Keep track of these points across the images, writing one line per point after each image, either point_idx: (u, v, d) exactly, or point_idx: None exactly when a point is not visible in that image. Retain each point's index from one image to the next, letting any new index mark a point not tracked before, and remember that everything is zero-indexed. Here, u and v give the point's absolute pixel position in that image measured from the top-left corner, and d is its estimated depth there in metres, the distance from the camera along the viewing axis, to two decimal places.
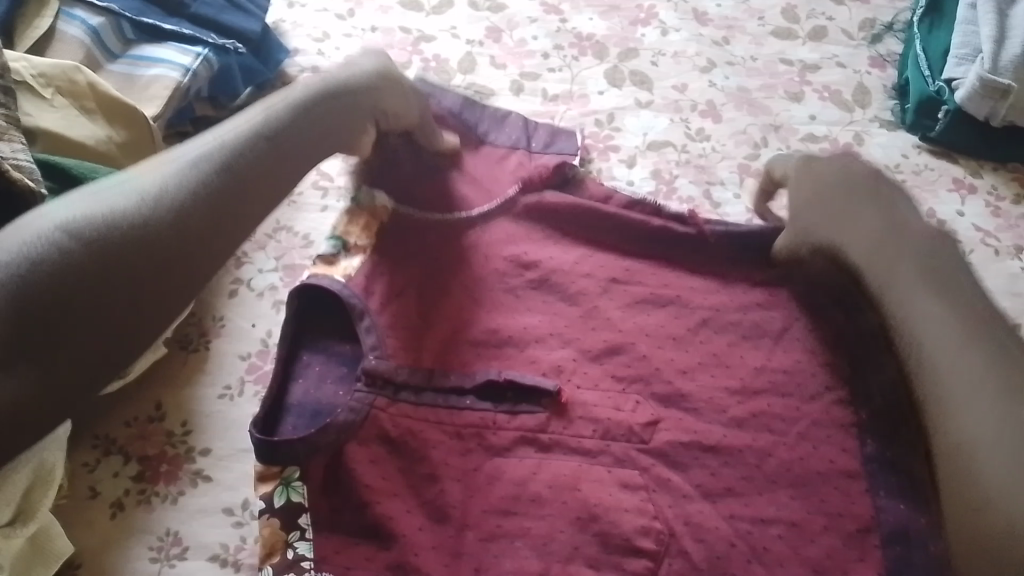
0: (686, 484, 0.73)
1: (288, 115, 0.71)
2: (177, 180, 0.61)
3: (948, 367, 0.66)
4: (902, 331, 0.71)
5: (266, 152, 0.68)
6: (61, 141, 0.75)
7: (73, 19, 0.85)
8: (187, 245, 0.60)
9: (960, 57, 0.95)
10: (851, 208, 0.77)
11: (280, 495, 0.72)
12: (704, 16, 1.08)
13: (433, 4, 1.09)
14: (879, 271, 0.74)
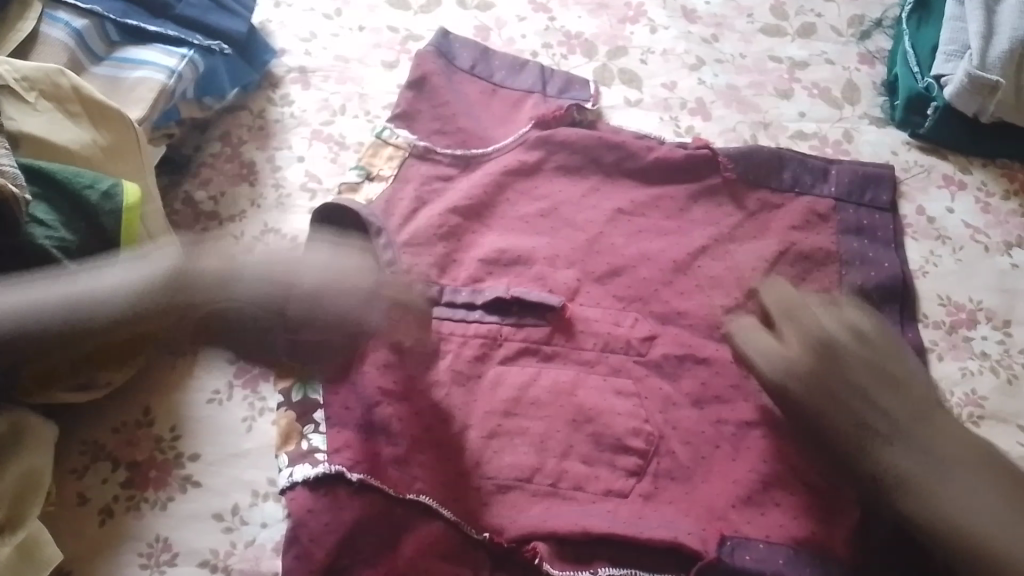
0: (676, 474, 0.74)
1: (275, 309, 0.71)
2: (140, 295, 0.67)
3: (948, 495, 0.62)
4: (901, 486, 0.63)
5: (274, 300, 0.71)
6: (45, 146, 0.74)
7: (56, 22, 0.85)
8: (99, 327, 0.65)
9: (949, 53, 0.95)
10: (842, 389, 0.67)
11: (298, 390, 0.79)
12: (693, 14, 1.08)
13: (421, 3, 1.09)
14: (902, 447, 0.64)
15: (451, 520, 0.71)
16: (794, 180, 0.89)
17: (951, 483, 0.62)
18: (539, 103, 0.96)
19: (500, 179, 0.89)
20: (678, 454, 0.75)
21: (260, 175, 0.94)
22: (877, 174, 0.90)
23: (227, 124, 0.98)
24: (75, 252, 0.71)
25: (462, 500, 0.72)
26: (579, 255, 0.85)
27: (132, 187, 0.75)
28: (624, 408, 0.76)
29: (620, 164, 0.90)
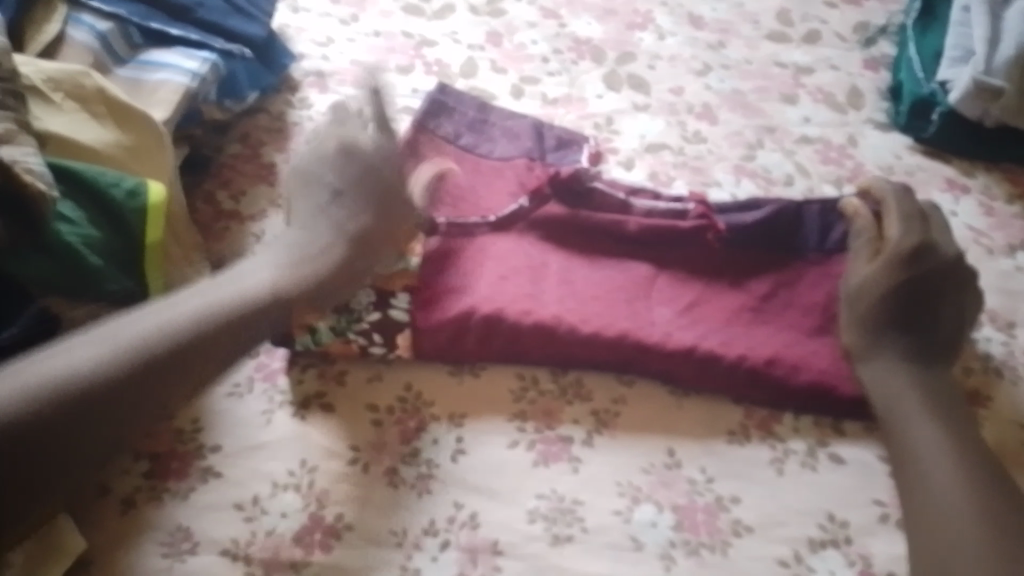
0: (692, 368, 0.82)
1: (321, 259, 0.81)
2: (171, 327, 0.71)
3: (923, 434, 0.73)
4: (894, 417, 0.76)
5: (319, 255, 0.81)
6: (70, 145, 0.77)
7: (81, 24, 0.87)
8: (175, 382, 0.70)
9: (954, 59, 0.99)
10: (911, 404, 0.76)
11: (303, 484, 0.77)
12: (700, 21, 1.10)
13: (434, 9, 1.11)
14: (915, 404, 0.76)
15: (569, 400, 0.82)
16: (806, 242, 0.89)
17: (931, 434, 0.73)
18: (529, 168, 0.94)
19: (510, 246, 0.89)
20: (694, 371, 0.82)
21: (278, 177, 0.96)
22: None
23: (246, 126, 1.00)
24: (100, 250, 0.74)
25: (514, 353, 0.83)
26: (591, 309, 0.84)
27: (156, 185, 0.77)
28: (628, 343, 0.82)
29: (615, 227, 0.90)
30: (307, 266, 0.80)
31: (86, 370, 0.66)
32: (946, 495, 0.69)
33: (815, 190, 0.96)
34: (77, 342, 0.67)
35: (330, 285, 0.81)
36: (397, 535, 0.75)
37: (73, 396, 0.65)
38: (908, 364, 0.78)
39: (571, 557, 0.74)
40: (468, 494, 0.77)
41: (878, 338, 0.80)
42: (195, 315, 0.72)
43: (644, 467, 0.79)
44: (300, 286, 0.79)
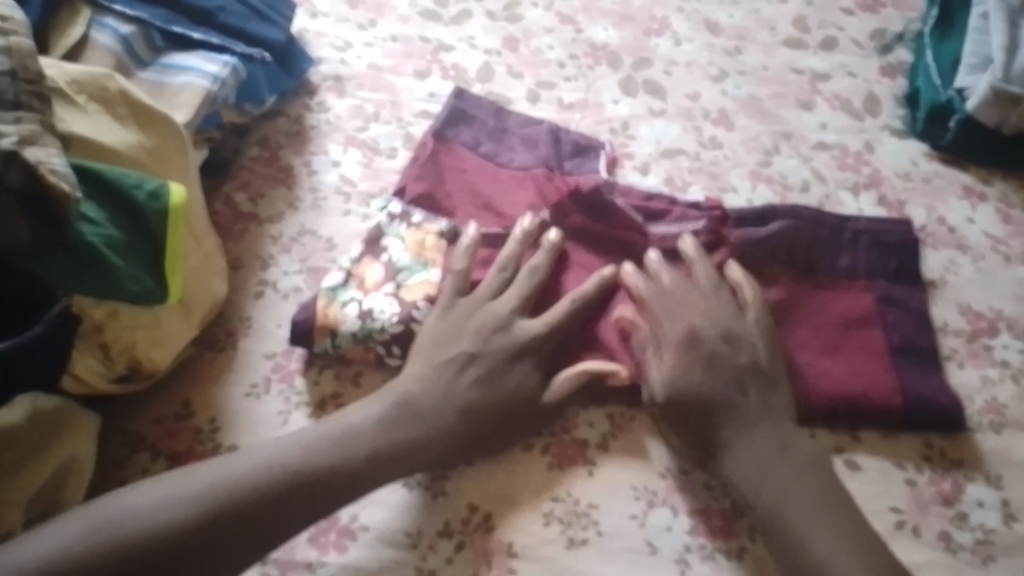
0: None
1: (441, 417, 0.76)
2: (264, 476, 0.70)
3: (790, 493, 0.74)
4: (754, 471, 0.76)
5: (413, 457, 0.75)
6: (92, 146, 0.77)
7: (104, 28, 0.88)
8: (275, 520, 0.69)
9: (971, 66, 0.99)
10: (772, 458, 0.76)
11: None
12: (716, 27, 1.11)
13: (451, 14, 1.12)
14: (778, 458, 0.76)
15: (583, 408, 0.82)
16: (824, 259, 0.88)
17: (807, 493, 0.74)
18: (547, 179, 0.92)
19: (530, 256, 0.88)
20: None
21: (296, 179, 0.97)
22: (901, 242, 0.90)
23: (265, 129, 1.01)
24: (122, 250, 0.75)
25: None
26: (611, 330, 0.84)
27: (177, 187, 0.77)
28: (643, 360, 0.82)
29: (633, 239, 0.89)
30: (414, 436, 0.75)
31: (181, 516, 0.67)
32: (818, 540, 0.72)
33: (831, 197, 0.96)
34: (171, 484, 0.68)
35: (448, 431, 0.76)
36: (412, 537, 0.75)
37: (162, 537, 0.65)
38: (762, 416, 0.78)
39: (586, 561, 0.74)
40: (483, 497, 0.77)
41: (739, 384, 0.80)
42: (294, 463, 0.71)
43: (659, 471, 0.79)
44: (410, 417, 0.76)
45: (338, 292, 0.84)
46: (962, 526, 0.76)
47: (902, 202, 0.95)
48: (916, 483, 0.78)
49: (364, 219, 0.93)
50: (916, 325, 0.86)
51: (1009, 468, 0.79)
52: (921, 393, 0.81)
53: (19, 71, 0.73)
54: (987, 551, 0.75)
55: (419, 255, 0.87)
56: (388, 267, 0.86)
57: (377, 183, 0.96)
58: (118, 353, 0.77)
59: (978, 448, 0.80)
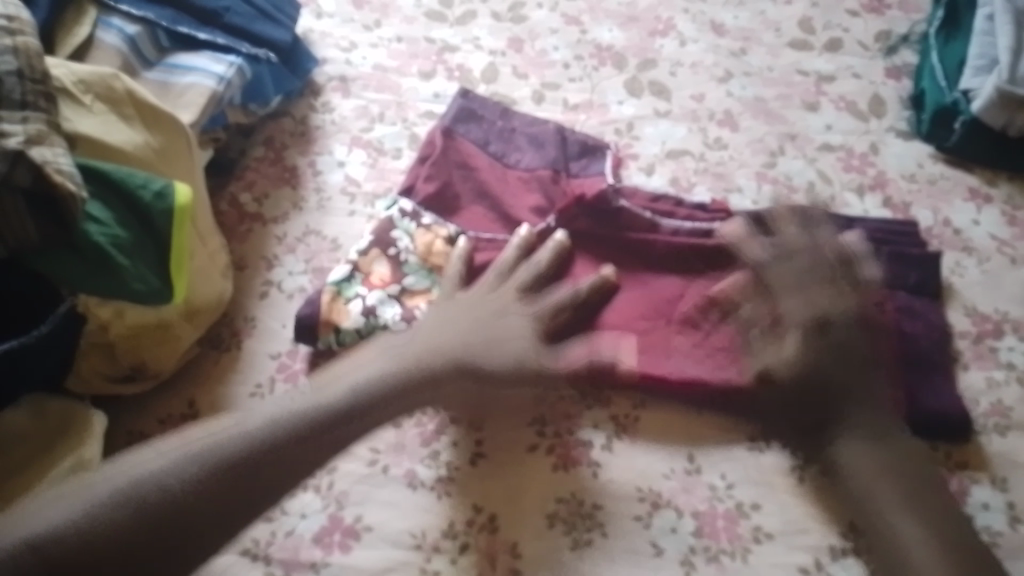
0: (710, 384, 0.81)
1: (433, 359, 0.75)
2: (271, 431, 0.67)
3: (884, 480, 0.72)
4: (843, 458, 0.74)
5: (405, 391, 0.74)
6: (99, 145, 0.78)
7: (111, 27, 0.88)
8: (285, 473, 0.66)
9: (977, 68, 0.99)
10: (869, 442, 0.74)
11: (325, 483, 0.78)
12: (721, 28, 1.11)
13: (456, 15, 1.12)
14: (875, 451, 0.74)
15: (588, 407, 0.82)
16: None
17: (895, 484, 0.72)
18: (554, 182, 0.93)
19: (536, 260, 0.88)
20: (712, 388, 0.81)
21: (301, 179, 0.97)
22: (920, 258, 0.88)
23: (270, 129, 1.01)
24: (127, 249, 0.75)
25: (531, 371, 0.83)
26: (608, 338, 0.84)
27: (183, 187, 0.77)
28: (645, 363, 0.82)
29: (642, 244, 0.89)
30: (402, 366, 0.74)
31: (189, 475, 0.63)
32: (901, 522, 0.70)
33: (837, 198, 0.96)
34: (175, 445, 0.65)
35: (441, 369, 0.75)
36: (417, 538, 0.75)
37: (172, 495, 0.62)
38: (869, 404, 0.76)
39: (590, 562, 0.74)
40: (487, 497, 0.77)
41: (839, 385, 0.76)
42: (300, 411, 0.69)
43: (664, 472, 0.79)
44: (408, 364, 0.75)
45: (344, 287, 0.85)
46: None
47: (907, 204, 0.95)
48: None
49: (369, 219, 0.93)
50: (925, 326, 0.85)
51: (1015, 470, 0.79)
52: (928, 397, 0.81)
53: (26, 70, 0.73)
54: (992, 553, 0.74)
55: (426, 261, 0.88)
56: (395, 265, 0.87)
57: (382, 184, 0.96)
58: (123, 352, 0.78)
59: (983, 451, 0.80)
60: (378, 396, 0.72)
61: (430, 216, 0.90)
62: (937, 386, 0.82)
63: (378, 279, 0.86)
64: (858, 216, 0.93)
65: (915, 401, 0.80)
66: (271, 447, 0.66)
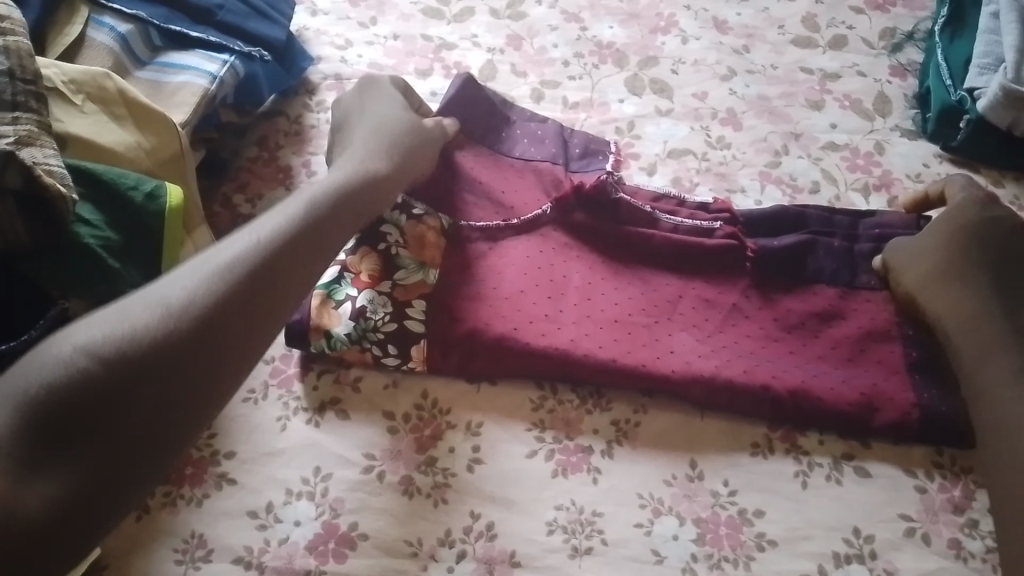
0: (710, 385, 0.80)
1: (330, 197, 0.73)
2: (208, 281, 0.59)
3: (993, 369, 0.73)
4: (965, 354, 0.76)
5: (321, 226, 0.70)
6: (90, 146, 0.76)
7: (102, 26, 0.87)
8: (238, 324, 0.59)
9: (983, 66, 0.97)
10: (985, 324, 0.75)
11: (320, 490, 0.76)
12: (724, 25, 1.09)
13: (454, 12, 1.10)
14: (983, 337, 0.75)
15: (588, 412, 0.81)
16: (835, 273, 0.86)
17: (1008, 365, 0.72)
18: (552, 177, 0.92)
19: (531, 255, 0.88)
20: (712, 388, 0.79)
21: (295, 180, 0.95)
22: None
23: (264, 128, 0.99)
24: (118, 252, 0.73)
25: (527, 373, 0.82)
26: (608, 336, 0.82)
27: (175, 187, 0.77)
28: (643, 363, 0.81)
29: (639, 243, 0.88)
30: (310, 199, 0.71)
31: (131, 336, 0.53)
32: (1011, 407, 0.71)
33: (842, 198, 0.94)
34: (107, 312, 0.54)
35: (343, 221, 0.73)
36: (413, 545, 0.74)
37: (120, 357, 0.52)
38: (993, 289, 0.77)
39: (589, 569, 0.72)
40: (485, 504, 0.76)
41: (963, 269, 0.79)
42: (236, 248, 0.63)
43: (664, 479, 0.77)
44: (314, 210, 0.70)
45: (333, 290, 0.83)
46: (973, 534, 0.74)
47: None
48: (926, 491, 0.76)
49: None
50: None
51: None
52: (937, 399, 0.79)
53: (16, 70, 0.71)
54: None
55: (419, 256, 0.85)
56: (385, 260, 0.85)
57: None
58: None
59: None
60: (302, 233, 0.68)
61: (422, 208, 0.88)
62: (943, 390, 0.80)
63: (367, 277, 0.84)
64: (865, 211, 0.91)
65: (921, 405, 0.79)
66: (216, 284, 0.59)
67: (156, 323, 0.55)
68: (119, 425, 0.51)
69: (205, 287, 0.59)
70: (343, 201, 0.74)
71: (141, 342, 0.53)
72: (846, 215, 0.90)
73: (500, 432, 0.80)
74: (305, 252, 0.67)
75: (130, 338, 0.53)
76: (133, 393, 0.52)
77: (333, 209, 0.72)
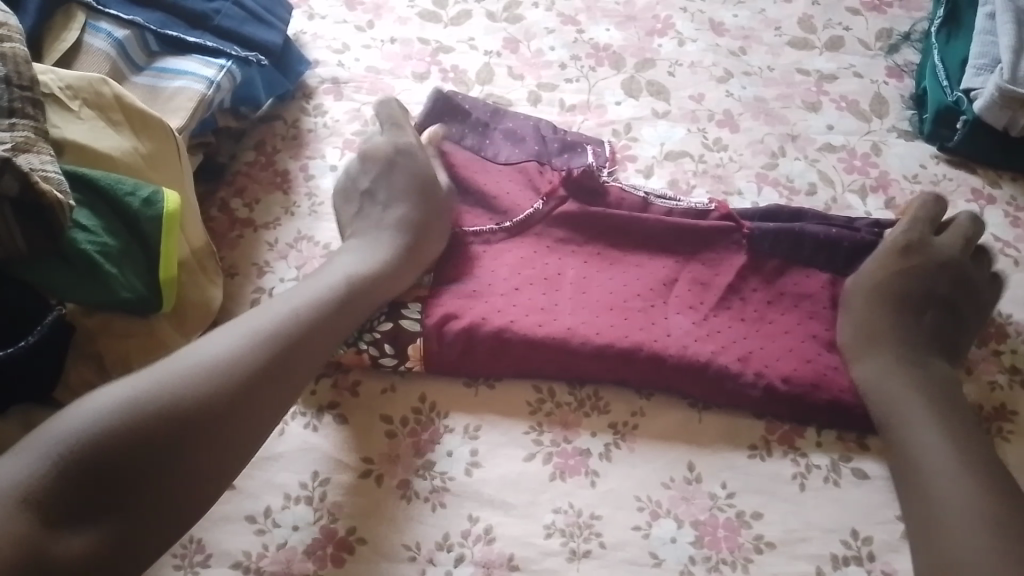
0: (705, 370, 0.80)
1: (361, 279, 0.79)
2: (235, 355, 0.67)
3: (911, 422, 0.74)
4: (880, 415, 0.76)
5: (346, 307, 0.77)
6: (87, 152, 0.76)
7: (99, 32, 0.87)
8: (260, 401, 0.67)
9: (979, 67, 0.96)
10: (896, 386, 0.76)
11: (321, 495, 0.76)
12: (721, 27, 1.09)
13: (451, 15, 1.10)
14: (897, 392, 0.76)
15: (585, 412, 0.81)
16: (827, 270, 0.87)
17: (927, 428, 0.73)
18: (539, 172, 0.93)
19: (524, 253, 0.88)
20: (707, 371, 0.80)
21: (293, 184, 0.95)
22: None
23: (261, 133, 1.00)
24: (115, 258, 0.74)
25: (523, 364, 0.82)
26: (603, 321, 0.83)
27: (171, 193, 0.76)
28: (638, 348, 0.81)
29: (630, 231, 0.89)
30: (342, 280, 0.78)
31: (159, 401, 0.61)
32: (934, 448, 0.71)
33: (839, 200, 0.94)
34: (138, 377, 0.62)
35: (374, 295, 0.80)
36: (411, 549, 0.74)
37: (148, 419, 0.60)
38: (903, 361, 0.78)
39: (588, 572, 0.72)
40: (483, 507, 0.76)
41: (873, 339, 0.80)
42: (266, 326, 0.70)
43: (663, 481, 0.77)
44: (342, 290, 0.77)
45: None
46: None
47: None
48: None
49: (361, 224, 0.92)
50: None
51: None
52: None
53: (12, 77, 0.71)
54: None
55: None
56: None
57: None
58: (112, 363, 0.76)
59: None
60: (331, 314, 0.75)
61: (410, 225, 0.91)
62: None
63: None
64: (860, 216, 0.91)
65: None
66: (243, 359, 0.67)
67: (177, 392, 0.62)
68: (148, 481, 0.59)
69: (233, 361, 0.66)
70: (373, 278, 0.80)
71: (176, 405, 0.61)
72: (843, 215, 0.90)
73: (499, 435, 0.80)
74: (330, 331, 0.74)
75: (165, 402, 0.61)
76: (160, 453, 0.59)
77: (362, 286, 0.79)
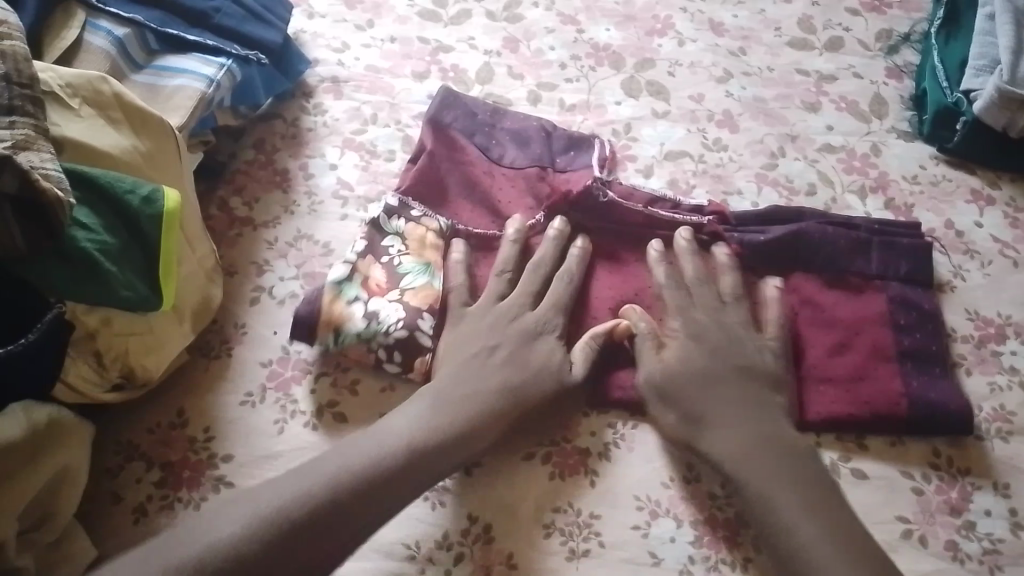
0: None
1: (471, 417, 0.74)
2: (311, 488, 0.66)
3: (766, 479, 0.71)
4: (736, 474, 0.72)
5: (411, 469, 0.69)
6: (87, 150, 0.75)
7: (99, 30, 0.87)
8: (324, 548, 0.64)
9: (978, 68, 0.97)
10: (771, 441, 0.74)
11: None
12: (720, 27, 1.09)
13: (451, 15, 1.10)
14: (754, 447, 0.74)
15: (586, 412, 0.81)
16: (826, 268, 0.87)
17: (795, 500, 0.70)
18: (541, 177, 0.92)
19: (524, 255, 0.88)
20: None
21: (292, 182, 0.95)
22: (912, 246, 0.87)
23: (261, 131, 1.00)
24: (115, 255, 0.73)
25: None
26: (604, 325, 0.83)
27: (171, 192, 0.76)
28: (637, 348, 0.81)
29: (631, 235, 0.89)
30: (451, 421, 0.73)
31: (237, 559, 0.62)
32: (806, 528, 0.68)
33: (838, 200, 0.94)
34: (221, 510, 0.64)
35: (442, 453, 0.71)
36: (410, 548, 0.74)
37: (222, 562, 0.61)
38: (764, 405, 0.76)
39: (587, 572, 0.72)
40: (482, 506, 0.76)
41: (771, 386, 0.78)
42: (334, 469, 0.67)
43: (662, 480, 0.77)
44: (401, 456, 0.69)
45: (343, 288, 0.82)
46: (970, 536, 0.74)
47: (909, 206, 0.94)
48: (923, 492, 0.76)
49: (360, 223, 0.91)
50: (924, 332, 0.84)
51: (1016, 476, 0.77)
52: (928, 392, 0.80)
53: (12, 74, 0.71)
54: (994, 559, 0.73)
55: (421, 256, 0.85)
56: (391, 271, 0.83)
57: (375, 187, 0.95)
58: (112, 361, 0.76)
59: (984, 455, 0.78)
60: (389, 474, 0.68)
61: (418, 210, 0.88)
62: (938, 386, 0.81)
63: (377, 285, 0.82)
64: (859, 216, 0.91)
65: (915, 397, 0.79)
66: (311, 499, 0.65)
67: (247, 534, 0.63)
68: None
69: (299, 499, 0.65)
70: (461, 426, 0.73)
71: (251, 540, 0.62)
72: (841, 214, 0.90)
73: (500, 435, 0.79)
74: (392, 482, 0.68)
75: (234, 542, 0.62)
76: None
77: (438, 443, 0.71)
